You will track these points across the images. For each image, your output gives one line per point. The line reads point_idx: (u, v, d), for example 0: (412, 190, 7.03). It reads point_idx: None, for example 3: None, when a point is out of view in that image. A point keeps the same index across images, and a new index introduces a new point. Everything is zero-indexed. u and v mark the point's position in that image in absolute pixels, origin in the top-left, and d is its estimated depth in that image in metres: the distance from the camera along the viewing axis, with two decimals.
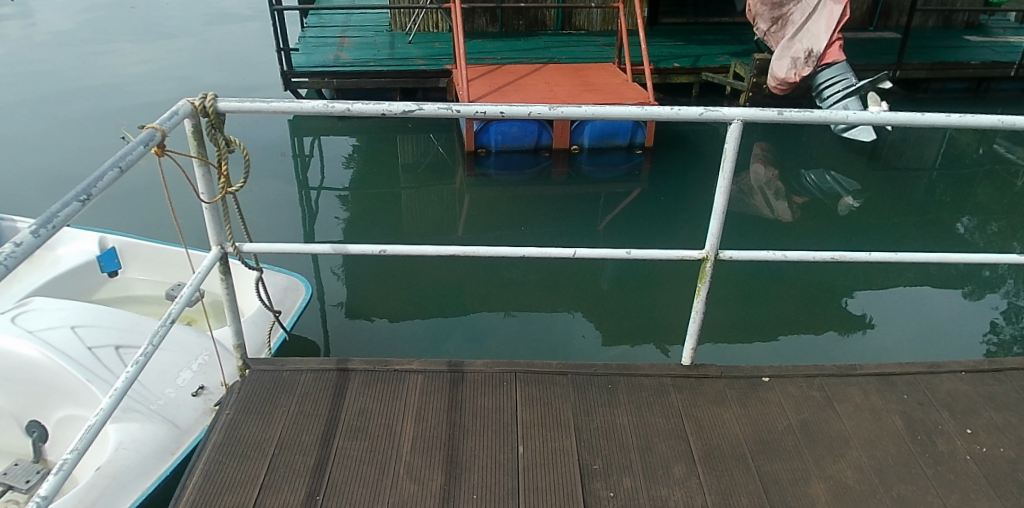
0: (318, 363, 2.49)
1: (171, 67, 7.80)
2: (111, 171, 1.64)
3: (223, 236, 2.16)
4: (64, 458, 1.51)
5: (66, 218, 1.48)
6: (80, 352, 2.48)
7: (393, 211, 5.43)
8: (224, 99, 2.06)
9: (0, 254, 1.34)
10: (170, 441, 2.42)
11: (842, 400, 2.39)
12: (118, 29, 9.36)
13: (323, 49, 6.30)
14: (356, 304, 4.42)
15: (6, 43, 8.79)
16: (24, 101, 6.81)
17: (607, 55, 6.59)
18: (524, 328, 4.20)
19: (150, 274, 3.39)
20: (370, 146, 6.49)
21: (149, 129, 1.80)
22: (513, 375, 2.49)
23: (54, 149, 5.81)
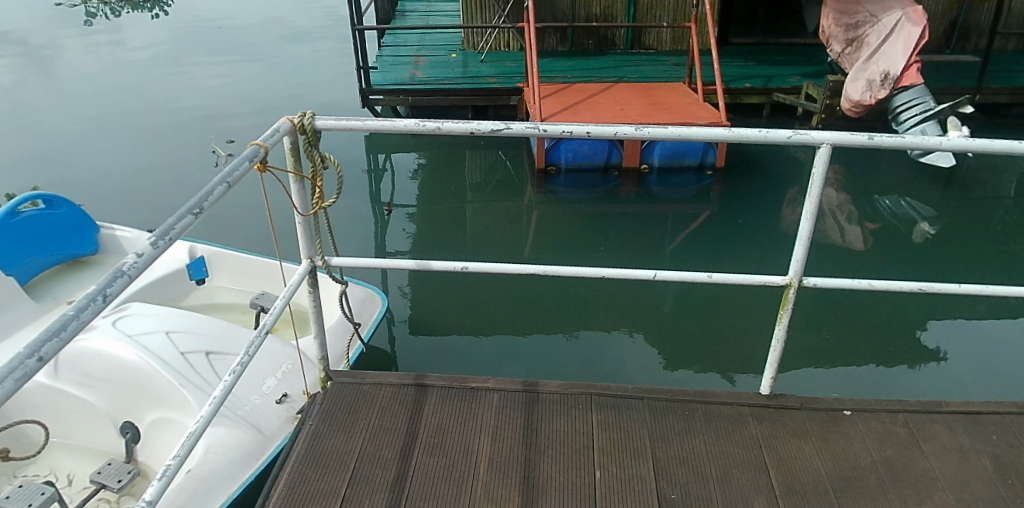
0: (398, 377, 2.51)
1: (250, 84, 8.11)
2: (220, 186, 1.69)
3: (314, 249, 2.21)
4: (168, 463, 1.53)
5: (181, 230, 1.54)
6: (174, 356, 2.56)
7: (459, 229, 5.47)
8: (322, 117, 2.11)
9: (125, 263, 1.39)
10: (255, 447, 2.49)
11: (925, 438, 2.28)
12: (200, 47, 9.79)
13: (399, 68, 6.44)
14: (421, 317, 4.45)
15: (98, 60, 9.28)
16: (115, 115, 7.17)
17: (677, 75, 6.54)
18: (585, 348, 4.16)
19: (234, 284, 3.50)
20: (437, 162, 6.57)
21: (253, 145, 1.86)
22: (588, 398, 2.46)
23: (142, 161, 6.11)
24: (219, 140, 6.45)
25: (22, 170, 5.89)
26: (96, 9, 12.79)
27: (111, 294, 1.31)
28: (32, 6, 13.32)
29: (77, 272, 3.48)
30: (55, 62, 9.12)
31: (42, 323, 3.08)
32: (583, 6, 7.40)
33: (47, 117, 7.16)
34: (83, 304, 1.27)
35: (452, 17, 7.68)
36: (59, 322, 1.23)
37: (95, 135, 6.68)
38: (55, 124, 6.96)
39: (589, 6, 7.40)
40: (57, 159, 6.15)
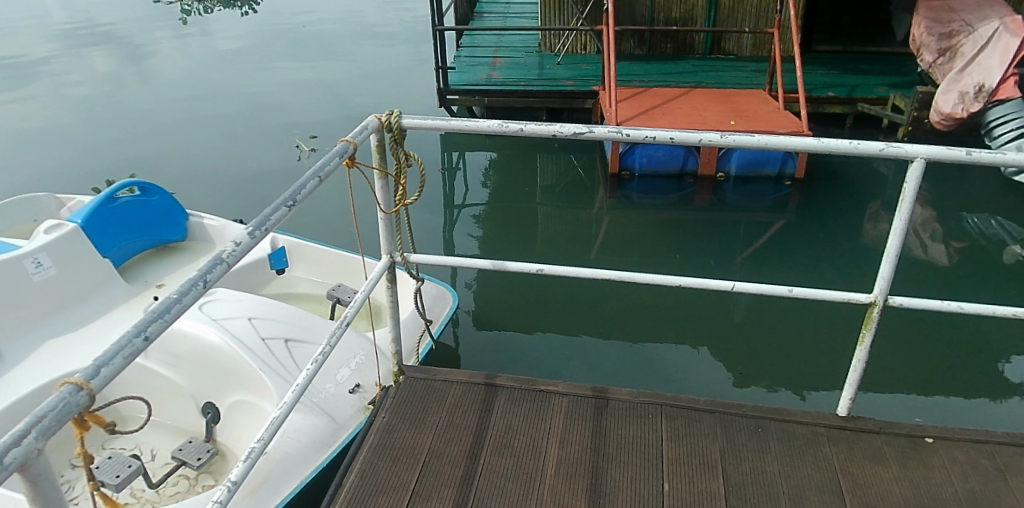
0: (468, 375, 2.53)
1: (330, 81, 8.33)
2: (313, 180, 1.74)
3: (394, 245, 2.25)
4: (252, 446, 1.57)
5: (276, 221, 1.58)
6: (255, 341, 2.66)
7: (527, 231, 5.48)
8: (408, 116, 2.14)
9: (225, 251, 1.44)
10: (328, 435, 2.56)
11: (1013, 472, 2.15)
12: (284, 45, 10.13)
13: (476, 68, 6.50)
14: (488, 316, 4.48)
15: (190, 55, 9.72)
16: (203, 108, 7.49)
17: (757, 82, 6.38)
18: (651, 356, 4.10)
19: (312, 275, 3.61)
20: (509, 164, 6.61)
21: (343, 141, 1.90)
22: (659, 408, 2.41)
23: (227, 151, 6.35)
24: (302, 135, 6.64)
25: (118, 157, 6.22)
26: (190, 6, 13.41)
27: (211, 281, 1.36)
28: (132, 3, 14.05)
29: (166, 257, 3.65)
30: (150, 56, 9.60)
31: (133, 303, 3.24)
32: (663, 10, 7.31)
33: (142, 108, 7.54)
34: (187, 288, 1.32)
35: (529, 19, 7.70)
36: (164, 304, 1.28)
37: (185, 126, 6.98)
38: (148, 114, 7.31)
39: (668, 9, 7.31)
40: (150, 146, 6.46)
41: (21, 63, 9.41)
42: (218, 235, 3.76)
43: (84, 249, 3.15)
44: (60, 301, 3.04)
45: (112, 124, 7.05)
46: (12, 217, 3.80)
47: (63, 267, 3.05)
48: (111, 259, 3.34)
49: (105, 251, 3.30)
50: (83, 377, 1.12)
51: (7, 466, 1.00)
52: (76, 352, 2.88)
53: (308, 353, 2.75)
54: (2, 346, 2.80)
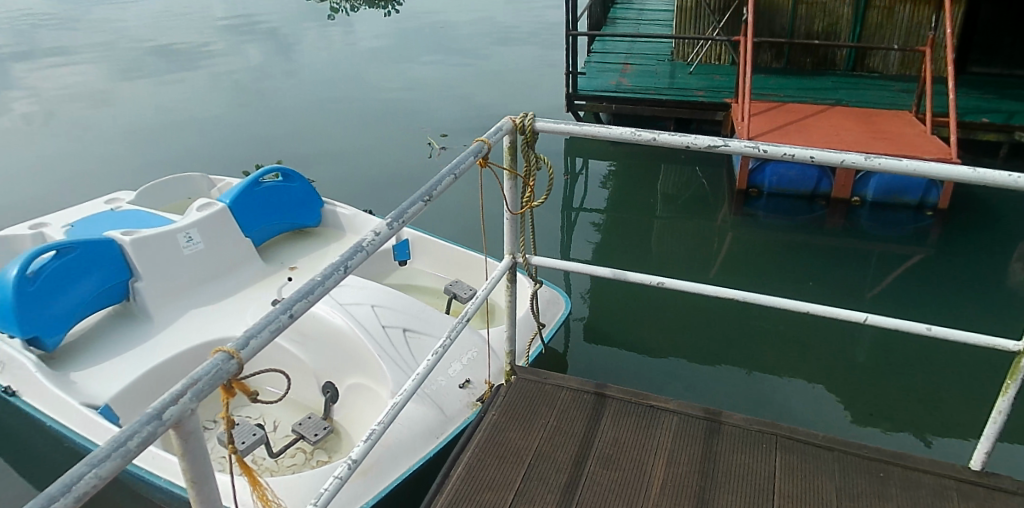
0: (579, 382, 2.51)
1: (461, 81, 8.55)
2: (449, 177, 1.78)
3: (517, 246, 2.27)
4: (373, 427, 1.64)
5: (413, 214, 1.64)
6: (376, 328, 2.77)
7: (642, 244, 5.39)
8: (542, 119, 2.16)
9: (366, 239, 1.51)
10: (436, 426, 2.63)
11: None
12: (419, 45, 10.50)
13: (606, 75, 6.48)
14: (598, 324, 4.45)
15: (334, 51, 10.27)
16: (341, 102, 7.88)
17: (903, 102, 5.98)
18: (762, 383, 3.92)
19: (431, 269, 3.72)
20: (630, 174, 6.53)
21: (478, 141, 1.93)
22: (774, 439, 2.28)
23: (361, 144, 6.67)
24: (432, 132, 6.86)
25: (263, 143, 6.67)
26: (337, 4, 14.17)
27: (351, 267, 1.43)
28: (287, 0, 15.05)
29: (301, 240, 3.85)
30: (298, 50, 10.23)
31: (268, 280, 3.45)
32: (805, 22, 7.01)
33: (288, 98, 8.05)
34: (329, 272, 1.39)
35: (663, 27, 7.56)
36: (309, 285, 1.36)
37: (324, 117, 7.39)
38: (293, 105, 7.80)
39: (811, 22, 7.00)
40: (292, 135, 6.89)
41: (187, 52, 10.30)
42: (349, 224, 3.91)
43: (229, 228, 3.41)
44: (205, 273, 3.29)
45: (261, 113, 7.57)
46: (171, 193, 4.16)
47: (211, 243, 3.32)
48: (253, 238, 3.56)
49: (249, 230, 3.53)
50: (234, 347, 1.20)
51: (164, 421, 1.07)
52: (215, 321, 3.11)
53: (424, 345, 2.83)
54: (153, 310, 3.08)
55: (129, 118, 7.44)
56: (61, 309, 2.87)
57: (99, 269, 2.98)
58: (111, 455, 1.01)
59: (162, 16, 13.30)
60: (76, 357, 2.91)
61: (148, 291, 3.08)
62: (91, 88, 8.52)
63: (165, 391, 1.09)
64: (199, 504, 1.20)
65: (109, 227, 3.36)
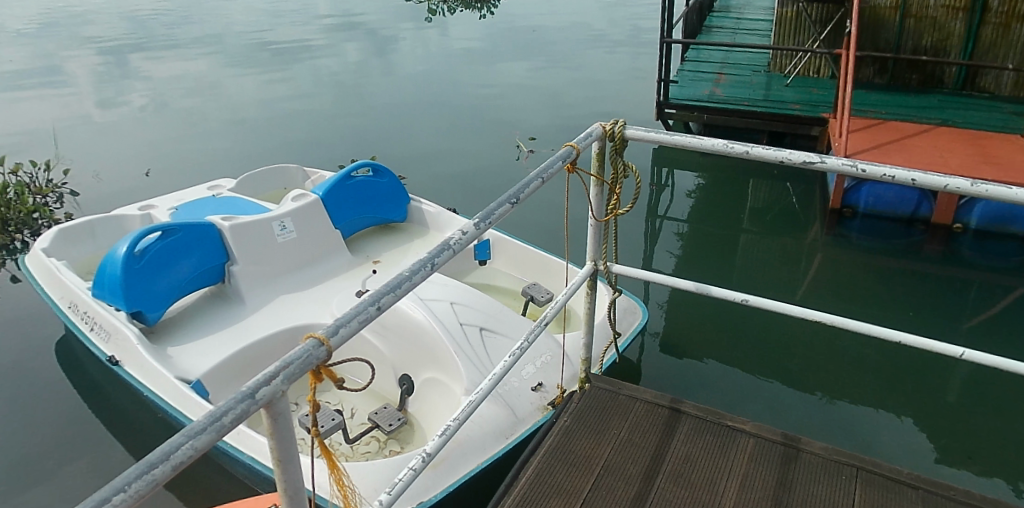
0: (655, 395, 2.47)
1: (549, 85, 8.57)
2: (536, 181, 1.79)
3: (599, 254, 2.26)
4: (448, 423, 1.66)
5: (499, 216, 1.65)
6: (453, 325, 2.81)
7: (727, 258, 5.25)
8: (632, 127, 2.14)
9: (452, 237, 1.53)
10: (507, 427, 2.64)
11: None
12: (511, 48, 10.59)
13: (699, 84, 6.37)
14: (674, 337, 4.37)
15: (428, 51, 10.49)
16: (432, 102, 8.05)
17: (1018, 125, 5.60)
18: (843, 412, 3.75)
19: (511, 271, 3.75)
20: (718, 187, 6.39)
21: (567, 146, 1.94)
22: (854, 471, 2.18)
23: (449, 144, 6.77)
24: (520, 135, 6.90)
25: (355, 139, 6.87)
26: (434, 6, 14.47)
27: (436, 265, 1.46)
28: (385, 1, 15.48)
29: (386, 234, 3.95)
30: (394, 50, 10.50)
31: (354, 271, 3.55)
32: (912, 37, 6.68)
33: (381, 97, 8.26)
34: (417, 268, 1.43)
35: (761, 37, 7.37)
36: (397, 280, 1.39)
37: (414, 117, 7.55)
38: (386, 104, 8.01)
39: (920, 37, 6.66)
40: (383, 133, 7.07)
41: (289, 48, 10.73)
42: (433, 221, 3.97)
43: (320, 218, 3.54)
44: (296, 261, 3.43)
45: (355, 110, 7.81)
46: (269, 182, 4.36)
47: (303, 232, 3.45)
48: (343, 230, 3.68)
49: (339, 222, 3.65)
50: (324, 334, 1.25)
51: (257, 400, 1.12)
52: (302, 308, 3.23)
53: (499, 345, 2.85)
54: (246, 293, 3.24)
55: (232, 110, 7.81)
56: (165, 286, 3.05)
57: (200, 251, 3.15)
58: (207, 428, 1.06)
59: (268, 13, 13.91)
60: (175, 333, 3.09)
61: (243, 275, 3.23)
62: (201, 79, 9.02)
63: (260, 371, 1.14)
64: (283, 482, 1.25)
65: (209, 211, 3.54)
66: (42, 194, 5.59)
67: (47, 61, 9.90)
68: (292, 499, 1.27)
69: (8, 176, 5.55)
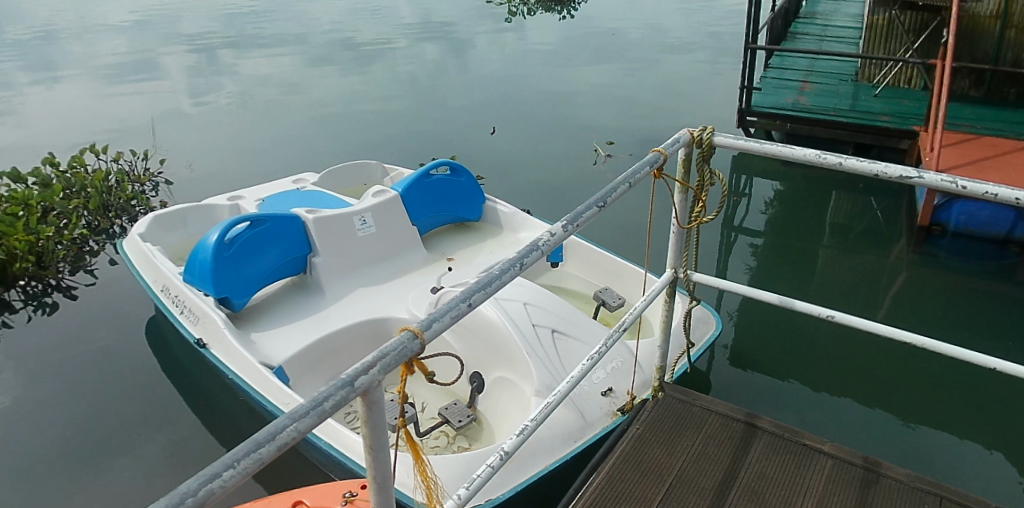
0: (730, 409, 2.42)
1: (625, 89, 8.50)
2: (624, 185, 1.76)
3: (680, 261, 2.23)
4: (526, 423, 1.68)
5: (587, 219, 1.64)
6: (526, 326, 2.82)
7: (804, 273, 5.10)
8: (721, 134, 2.10)
9: (541, 238, 1.54)
10: (576, 430, 2.63)
11: None
12: (587, 51, 10.57)
13: (783, 92, 6.24)
14: (747, 349, 4.26)
15: (504, 53, 10.57)
16: (508, 103, 8.10)
17: None
18: (923, 438, 3.58)
19: (583, 275, 3.74)
20: (797, 199, 6.21)
21: (655, 152, 1.91)
22: (940, 501, 2.07)
23: (523, 146, 6.80)
24: (596, 139, 6.87)
25: (431, 139, 6.98)
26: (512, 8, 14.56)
27: (525, 265, 1.47)
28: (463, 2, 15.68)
29: (461, 232, 3.99)
30: (471, 50, 10.63)
31: (430, 267, 3.61)
32: (1013, 48, 6.34)
33: (457, 97, 8.37)
34: (507, 267, 1.44)
35: (849, 45, 7.13)
36: (487, 278, 1.40)
37: (489, 117, 7.62)
38: (461, 104, 8.10)
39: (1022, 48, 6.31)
40: (458, 133, 7.15)
41: (369, 47, 10.98)
42: (507, 221, 3.98)
43: (397, 215, 3.61)
44: (374, 255, 3.51)
45: (431, 109, 7.93)
46: (350, 178, 4.47)
47: (381, 227, 3.53)
48: (420, 226, 3.74)
49: (416, 219, 3.71)
50: (418, 327, 1.27)
51: (355, 388, 1.15)
52: (377, 301, 3.30)
53: (571, 348, 2.84)
54: (325, 284, 3.33)
55: (314, 107, 8.05)
56: (251, 274, 3.17)
57: (284, 242, 3.26)
58: (309, 413, 1.09)
59: (350, 13, 14.29)
60: (258, 319, 3.20)
61: (324, 266, 3.34)
62: (287, 75, 9.34)
63: (358, 360, 1.17)
64: (372, 470, 1.28)
65: (294, 204, 3.67)
66: (141, 182, 5.94)
67: (146, 57, 10.44)
68: (380, 487, 1.30)
69: (112, 164, 5.92)
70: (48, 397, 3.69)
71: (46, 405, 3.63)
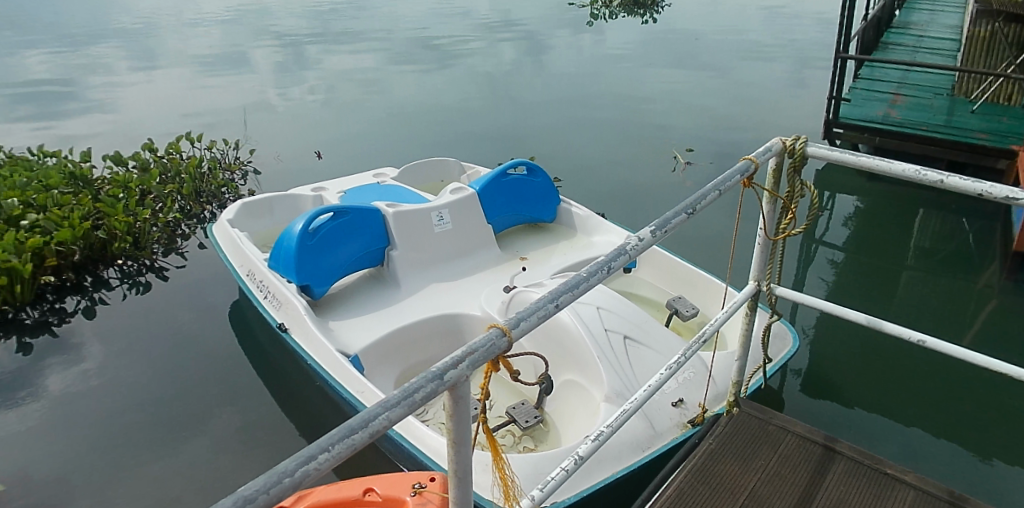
0: (808, 430, 2.33)
1: (704, 95, 8.35)
2: (714, 192, 1.72)
3: (764, 274, 2.17)
4: (601, 429, 1.67)
5: (675, 225, 1.61)
6: (598, 331, 2.81)
7: (885, 294, 4.88)
8: (815, 144, 2.03)
9: (629, 243, 1.52)
10: (644, 439, 2.60)
11: None
12: (666, 56, 10.44)
13: (873, 104, 6.05)
14: (821, 364, 4.10)
15: (582, 55, 10.55)
16: (584, 106, 8.09)
17: None
18: (1010, 472, 3.35)
19: (656, 282, 3.69)
20: (881, 217, 5.98)
21: (746, 160, 1.86)
22: None
23: (597, 149, 6.77)
24: (673, 145, 6.78)
25: (506, 139, 7.03)
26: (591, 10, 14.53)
27: (612, 269, 1.45)
28: (544, 3, 15.73)
29: (534, 233, 4.00)
30: (549, 52, 10.65)
31: (503, 266, 3.62)
32: None
33: (533, 98, 8.40)
34: (595, 270, 1.43)
35: (946, 57, 6.81)
36: (575, 279, 1.40)
37: (565, 119, 7.62)
38: (537, 106, 8.12)
39: None
40: (533, 134, 7.18)
41: (449, 46, 11.15)
42: (581, 224, 3.96)
43: (473, 213, 3.65)
44: (448, 251, 3.55)
45: (508, 110, 7.98)
46: (428, 174, 4.54)
47: (457, 224, 3.58)
48: (494, 225, 3.76)
49: (491, 217, 3.74)
50: (506, 325, 1.28)
51: (444, 382, 1.16)
52: (450, 297, 3.34)
53: (643, 355, 2.81)
54: (400, 277, 3.39)
55: (394, 103, 8.22)
56: (330, 264, 3.26)
57: (363, 235, 3.35)
58: (400, 403, 1.11)
59: (433, 13, 14.54)
60: (335, 308, 3.29)
61: (401, 259, 3.40)
62: (369, 72, 9.58)
63: (448, 354, 1.18)
64: (454, 463, 1.29)
65: (374, 197, 3.75)
66: (231, 171, 6.20)
67: (238, 50, 10.88)
68: (460, 481, 1.31)
69: (205, 152, 6.21)
70: (136, 371, 3.89)
71: (134, 378, 3.83)
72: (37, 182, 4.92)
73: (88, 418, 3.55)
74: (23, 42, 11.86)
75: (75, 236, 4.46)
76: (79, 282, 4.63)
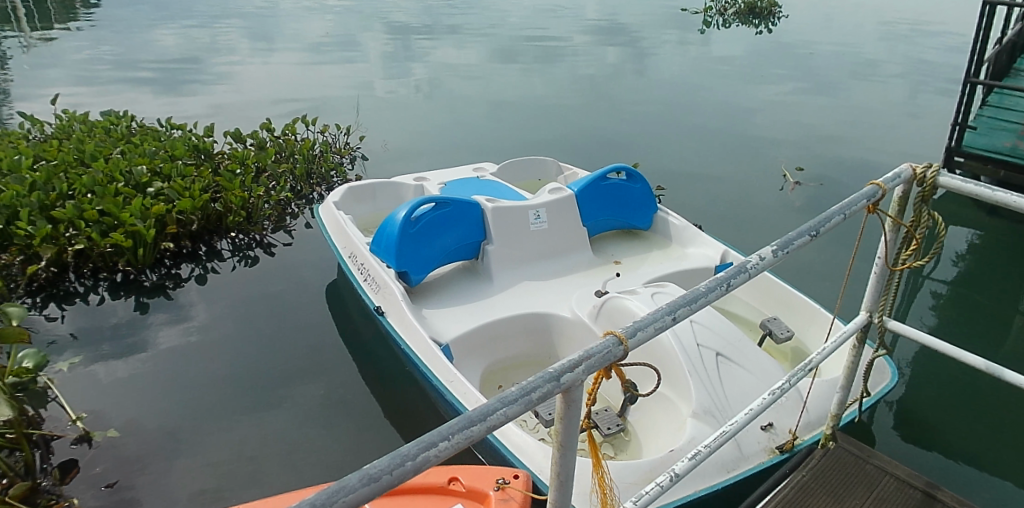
0: (909, 474, 2.21)
1: (814, 112, 8.06)
2: (839, 216, 1.66)
3: (877, 305, 2.08)
4: (699, 448, 1.64)
5: (797, 246, 1.56)
6: (691, 345, 2.76)
7: (994, 336, 4.57)
8: (947, 174, 1.92)
9: (748, 261, 1.49)
10: (730, 460, 2.54)
11: None
12: (776, 69, 10.15)
13: (1000, 134, 5.74)
14: (917, 406, 3.89)
15: (688, 63, 10.39)
16: (685, 114, 7.96)
17: None
18: None
19: (751, 300, 3.59)
20: (996, 255, 5.61)
21: (873, 185, 1.78)
22: None
23: (697, 160, 6.65)
24: (775, 161, 6.59)
25: (604, 143, 7.01)
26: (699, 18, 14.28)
27: (731, 285, 1.43)
28: (654, 9, 15.57)
29: (628, 239, 3.97)
30: (653, 58, 10.54)
31: (594, 270, 3.61)
32: None
33: (634, 104, 8.34)
34: (713, 286, 1.40)
35: None
36: (693, 293, 1.38)
37: (665, 127, 7.53)
38: (638, 111, 8.05)
39: None
40: (632, 140, 7.13)
41: (554, 46, 11.20)
42: (676, 234, 3.88)
43: (570, 214, 3.65)
44: (541, 251, 3.57)
45: (608, 113, 7.95)
46: (528, 173, 4.59)
47: (553, 224, 3.59)
48: (590, 228, 3.76)
49: (587, 220, 3.74)
50: (623, 333, 1.26)
51: (561, 383, 1.16)
52: (539, 297, 3.35)
53: (735, 374, 2.74)
54: (494, 273, 3.43)
55: (496, 100, 8.32)
56: (427, 253, 3.34)
57: (460, 227, 3.41)
58: (517, 400, 1.12)
59: (541, 12, 14.63)
60: (428, 297, 3.36)
61: (495, 254, 3.44)
62: (475, 67, 9.73)
63: (566, 357, 1.18)
64: (558, 465, 1.30)
65: (473, 191, 3.81)
66: (341, 154, 6.43)
67: (353, 39, 11.27)
68: (561, 485, 1.32)
69: (318, 135, 6.47)
70: (236, 335, 4.08)
71: (234, 342, 4.01)
72: (165, 152, 5.24)
73: (191, 375, 3.74)
74: (159, 19, 12.72)
75: (194, 207, 4.72)
76: (195, 250, 4.87)
